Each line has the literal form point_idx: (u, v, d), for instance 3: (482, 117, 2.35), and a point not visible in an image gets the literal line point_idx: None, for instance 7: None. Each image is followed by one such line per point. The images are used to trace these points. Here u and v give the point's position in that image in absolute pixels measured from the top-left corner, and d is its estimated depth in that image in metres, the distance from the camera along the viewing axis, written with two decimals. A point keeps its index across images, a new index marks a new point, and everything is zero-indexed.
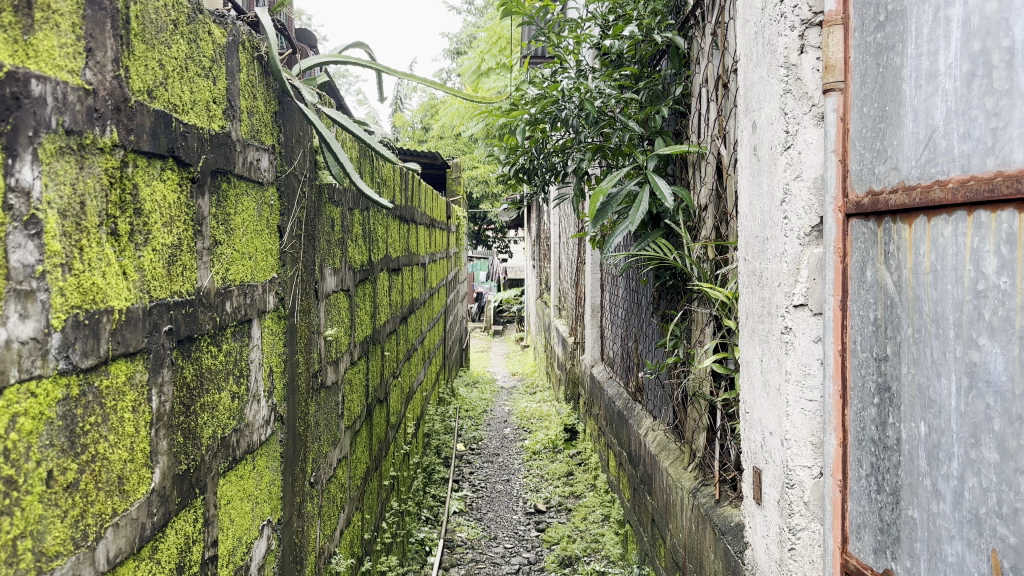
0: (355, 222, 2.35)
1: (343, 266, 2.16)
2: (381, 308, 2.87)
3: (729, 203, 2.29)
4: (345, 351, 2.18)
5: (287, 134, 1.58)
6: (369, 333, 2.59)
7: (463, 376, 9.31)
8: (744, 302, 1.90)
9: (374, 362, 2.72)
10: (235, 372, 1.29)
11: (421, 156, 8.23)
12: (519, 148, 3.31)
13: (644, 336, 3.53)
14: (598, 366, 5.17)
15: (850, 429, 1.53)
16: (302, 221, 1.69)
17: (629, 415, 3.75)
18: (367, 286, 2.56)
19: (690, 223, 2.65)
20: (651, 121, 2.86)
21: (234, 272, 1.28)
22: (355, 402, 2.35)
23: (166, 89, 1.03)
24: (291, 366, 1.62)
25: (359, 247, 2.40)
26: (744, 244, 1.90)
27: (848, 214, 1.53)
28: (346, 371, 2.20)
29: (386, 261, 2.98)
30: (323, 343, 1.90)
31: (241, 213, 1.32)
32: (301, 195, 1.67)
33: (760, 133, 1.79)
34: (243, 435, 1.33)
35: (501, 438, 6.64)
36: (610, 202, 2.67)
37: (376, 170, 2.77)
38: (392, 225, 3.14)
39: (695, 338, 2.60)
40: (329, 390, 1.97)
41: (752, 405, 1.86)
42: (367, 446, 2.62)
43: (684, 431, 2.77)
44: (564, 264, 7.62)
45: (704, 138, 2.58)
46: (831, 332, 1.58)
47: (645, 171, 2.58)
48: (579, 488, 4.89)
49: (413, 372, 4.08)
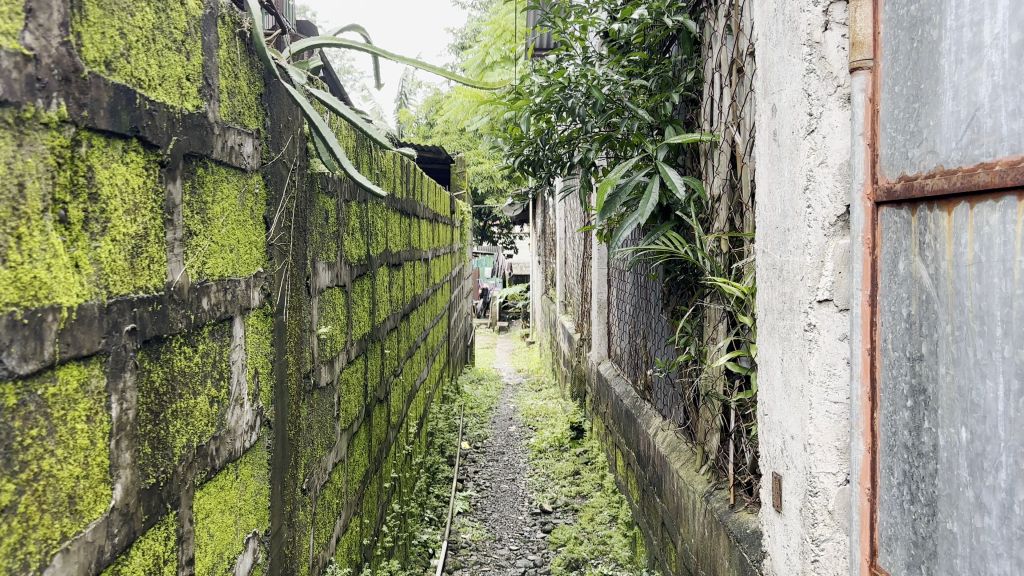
0: (353, 214, 2.24)
1: (339, 261, 2.05)
2: (381, 305, 2.76)
3: (744, 194, 2.18)
4: (341, 349, 2.07)
5: (275, 118, 1.47)
6: (367, 331, 2.48)
7: (468, 373, 9.22)
8: (762, 297, 1.79)
9: (373, 361, 2.62)
10: (213, 375, 1.19)
11: (424, 149, 8.13)
12: (524, 139, 3.20)
13: (653, 332, 3.42)
14: (605, 363, 5.06)
15: (880, 435, 1.42)
16: (291, 212, 1.58)
17: (637, 414, 3.64)
18: (365, 282, 2.45)
19: (702, 216, 2.54)
20: (661, 110, 2.75)
21: (212, 266, 1.18)
22: (353, 404, 2.25)
23: (129, 61, 0.92)
24: (280, 367, 1.51)
25: (357, 240, 2.30)
26: (763, 235, 1.79)
27: (877, 202, 1.42)
28: (342, 370, 2.10)
29: (386, 256, 2.87)
30: (317, 341, 1.80)
31: (220, 201, 1.21)
32: (290, 184, 1.56)
33: (780, 117, 1.68)
34: (223, 443, 1.23)
35: (506, 436, 6.54)
36: (619, 193, 2.57)
37: (376, 160, 2.66)
38: (392, 218, 3.03)
39: (707, 335, 2.49)
40: (323, 390, 1.87)
41: (771, 407, 1.75)
42: (366, 449, 2.52)
43: (696, 432, 2.67)
44: (570, 260, 7.51)
45: (717, 126, 2.46)
46: (859, 329, 1.47)
47: (656, 161, 2.48)
48: (586, 488, 4.79)
49: (415, 370, 3.97)
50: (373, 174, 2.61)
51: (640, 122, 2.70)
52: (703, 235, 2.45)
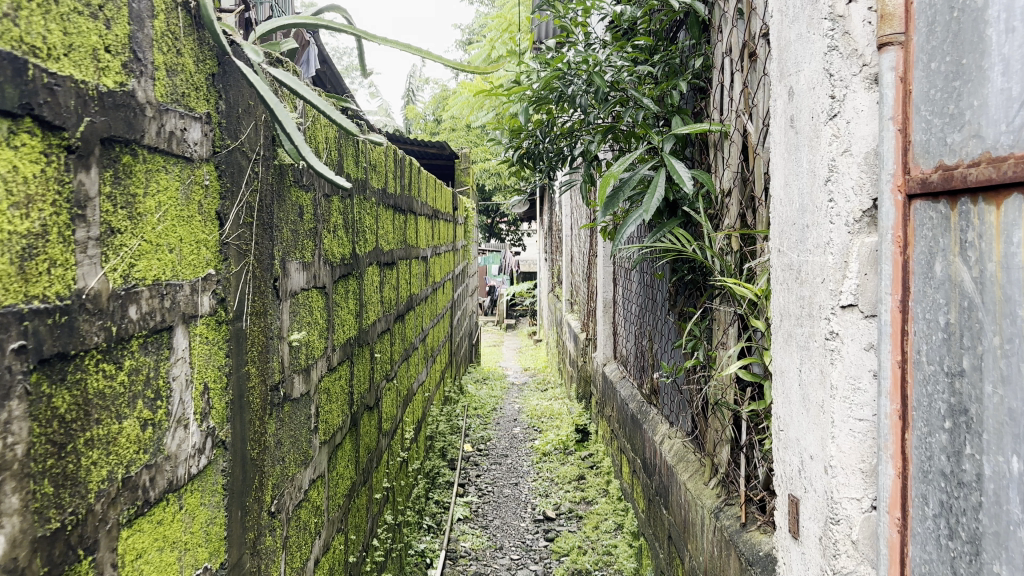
0: (335, 210, 2.08)
1: (317, 261, 1.89)
2: (370, 307, 2.60)
3: (757, 187, 2.01)
4: (319, 356, 1.92)
5: (230, 102, 1.31)
6: (353, 336, 2.32)
7: (473, 373, 9.07)
8: (777, 301, 1.62)
9: (360, 366, 2.46)
10: (146, 394, 1.04)
11: (427, 144, 7.99)
12: (523, 130, 3.03)
13: (659, 334, 3.25)
14: (611, 365, 4.90)
15: (912, 458, 1.26)
16: (254, 207, 1.42)
17: (643, 420, 3.47)
18: (351, 282, 2.29)
19: (712, 212, 2.37)
20: (668, 98, 2.58)
21: (143, 269, 1.02)
22: (335, 414, 2.09)
23: (18, 24, 0.76)
24: (239, 380, 1.35)
25: (340, 238, 2.14)
26: (777, 233, 1.62)
27: (910, 195, 1.25)
28: (321, 379, 1.94)
29: (376, 255, 2.72)
30: (288, 349, 1.64)
31: (155, 194, 1.05)
32: (252, 176, 1.41)
33: (798, 101, 1.51)
34: (160, 471, 1.07)
35: (510, 438, 6.38)
36: (623, 187, 2.41)
37: (365, 153, 2.50)
38: (383, 214, 2.87)
39: (717, 339, 2.33)
40: (296, 403, 1.71)
41: (787, 422, 1.59)
42: (353, 462, 2.36)
43: (704, 442, 2.50)
44: (576, 257, 7.35)
45: (727, 115, 2.29)
46: (889, 338, 1.30)
47: (662, 153, 2.31)
48: (591, 493, 4.62)
49: (412, 372, 3.82)
50: (362, 167, 2.45)
51: (645, 112, 2.53)
52: (712, 232, 2.28)
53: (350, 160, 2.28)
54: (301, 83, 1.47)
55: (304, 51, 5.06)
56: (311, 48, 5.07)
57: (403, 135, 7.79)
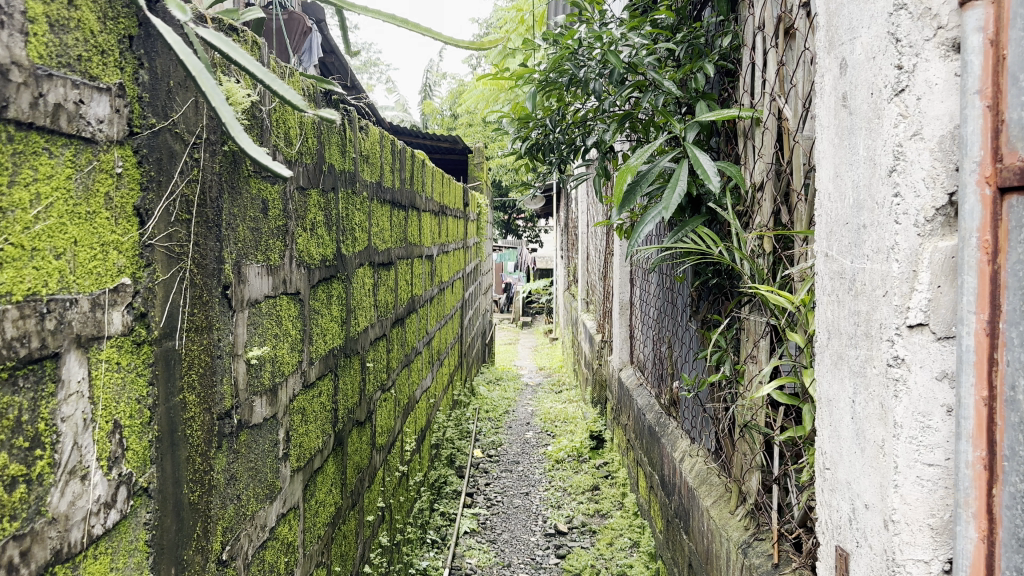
0: (314, 205, 1.84)
1: (288, 264, 1.65)
2: (360, 312, 2.36)
3: (795, 179, 1.75)
4: (292, 372, 1.68)
5: (153, 71, 1.07)
6: (338, 346, 2.08)
7: (485, 373, 8.80)
8: (823, 316, 1.36)
9: (348, 378, 2.22)
10: (14, 440, 0.79)
11: (439, 139, 7.75)
12: (531, 119, 2.77)
13: (680, 342, 2.99)
14: (627, 370, 4.63)
15: (1001, 521, 0.99)
16: (192, 202, 1.18)
17: (661, 433, 3.22)
18: (335, 286, 2.05)
19: (740, 209, 2.11)
20: (690, 82, 2.31)
21: (7, 282, 0.78)
22: (312, 436, 1.84)
23: None
24: (168, 411, 1.11)
25: (320, 237, 1.90)
26: (824, 234, 1.36)
27: (1003, 188, 0.98)
28: (294, 398, 1.70)
29: (369, 254, 2.47)
30: (245, 368, 1.40)
31: (27, 183, 0.81)
32: (189, 164, 1.17)
33: (851, 75, 1.24)
34: (40, 540, 0.83)
35: (522, 442, 6.13)
36: (641, 180, 2.19)
37: (355, 143, 2.26)
38: (378, 211, 2.62)
39: (746, 352, 2.06)
40: (257, 429, 1.47)
41: (836, 460, 1.33)
42: (337, 486, 2.12)
43: (730, 465, 2.24)
44: (592, 256, 7.08)
45: (759, 99, 2.03)
46: (972, 368, 1.03)
47: (684, 142, 2.06)
48: (606, 506, 4.37)
49: (414, 379, 3.57)
50: (352, 158, 2.21)
51: (666, 97, 2.28)
52: (741, 231, 2.03)
53: (336, 149, 2.03)
54: (232, 44, 1.12)
55: (307, 39, 4.83)
56: (314, 37, 4.84)
57: (414, 129, 7.56)
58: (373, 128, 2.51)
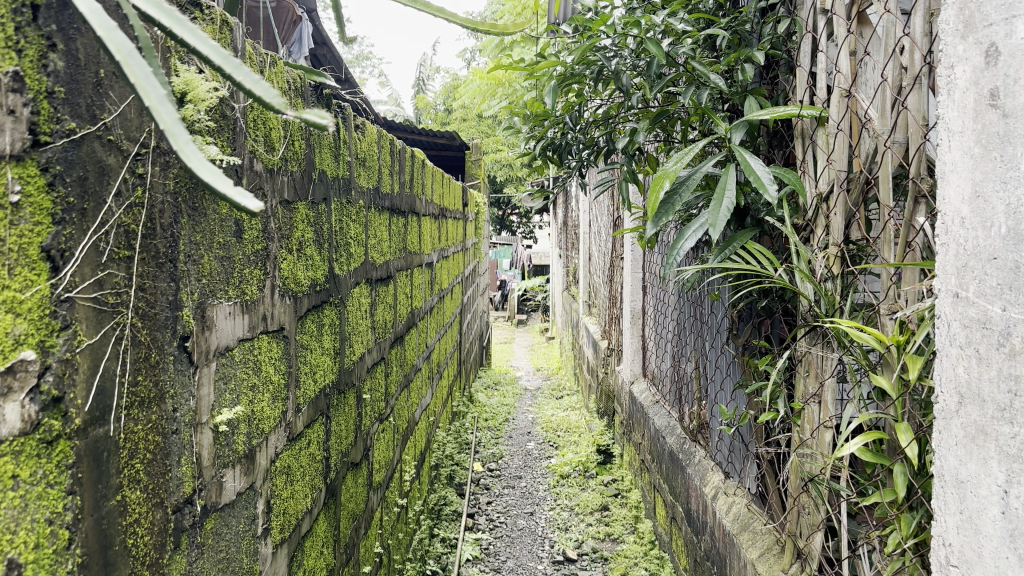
0: (302, 222, 1.53)
1: (270, 296, 1.35)
2: (356, 339, 2.05)
3: (882, 191, 1.46)
4: (274, 427, 1.37)
5: (72, 58, 0.77)
6: (331, 384, 1.77)
7: (483, 378, 8.50)
8: (951, 374, 1.07)
9: (344, 416, 1.92)
10: None
11: (436, 134, 7.44)
12: (547, 117, 2.47)
13: (710, 364, 2.70)
14: (638, 385, 4.34)
15: None
16: (135, 233, 0.88)
17: (685, 461, 2.93)
18: (329, 314, 1.74)
19: (798, 223, 1.82)
20: (735, 76, 2.02)
21: None
22: (299, 498, 1.54)
23: None
24: (97, 522, 0.81)
25: (310, 259, 1.59)
26: (957, 269, 1.05)
27: None
28: (277, 458, 1.40)
29: (366, 271, 2.17)
30: (211, 438, 1.10)
31: None
32: (129, 183, 0.87)
33: (1010, 65, 0.93)
34: None
35: (524, 454, 5.85)
36: (681, 187, 1.91)
37: (350, 145, 1.95)
38: (376, 221, 2.32)
39: (808, 388, 1.77)
40: (227, 509, 1.17)
41: (972, 560, 1.03)
42: (329, 546, 1.82)
43: (784, 517, 1.95)
44: (596, 258, 6.79)
45: (823, 95, 1.74)
46: None
47: (734, 146, 1.76)
48: (617, 530, 4.08)
49: (414, 400, 3.27)
50: (347, 163, 1.90)
51: (709, 93, 1.99)
52: (801, 249, 1.74)
53: (328, 152, 1.73)
54: (184, 20, 0.74)
55: (297, 29, 4.51)
56: (304, 26, 4.52)
57: (410, 124, 7.25)
58: (370, 127, 2.21)
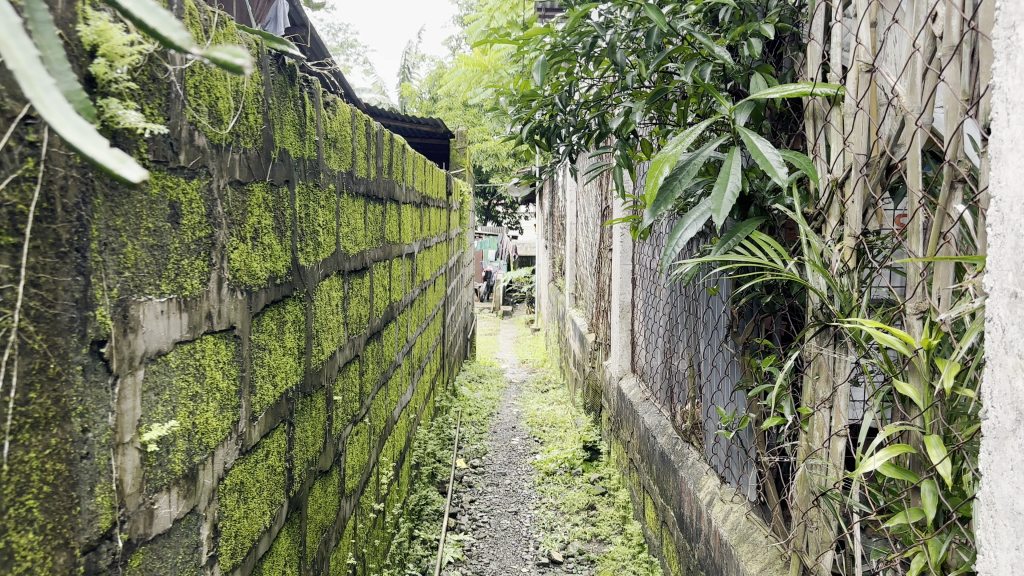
0: (258, 206, 1.36)
1: (217, 291, 1.17)
2: (326, 337, 1.87)
3: (909, 176, 1.30)
4: (222, 440, 1.20)
5: None
6: (295, 387, 1.60)
7: (468, 370, 8.32)
8: (1006, 387, 0.92)
9: (312, 420, 1.75)
10: None
11: (419, 121, 7.25)
12: (535, 97, 2.29)
13: (706, 363, 2.55)
14: (628, 381, 4.19)
15: None
16: (23, 215, 0.71)
17: (677, 464, 2.78)
18: (292, 309, 1.57)
19: (810, 211, 1.66)
20: (740, 52, 1.86)
21: None
22: (255, 516, 1.37)
23: None
24: None
25: (269, 249, 1.41)
26: (1016, 265, 0.90)
27: None
28: (226, 474, 1.23)
29: (338, 262, 2.00)
30: (137, 459, 0.93)
31: None
32: (12, 153, 0.69)
33: None
34: None
35: (508, 449, 5.69)
36: (681, 172, 1.75)
37: (318, 122, 1.78)
38: (350, 207, 2.15)
39: (818, 393, 1.62)
40: (160, 540, 1.00)
41: None
42: (293, 565, 1.65)
43: (789, 531, 1.80)
44: (583, 249, 6.63)
45: (838, 72, 1.58)
46: None
47: (739, 127, 1.60)
48: (604, 531, 3.94)
49: (392, 398, 3.10)
50: (314, 143, 1.72)
51: (711, 69, 1.83)
52: (813, 241, 1.58)
53: (291, 130, 1.55)
54: None
55: (272, 6, 4.30)
56: (279, 3, 4.31)
57: (394, 111, 7.06)
58: (342, 105, 2.03)
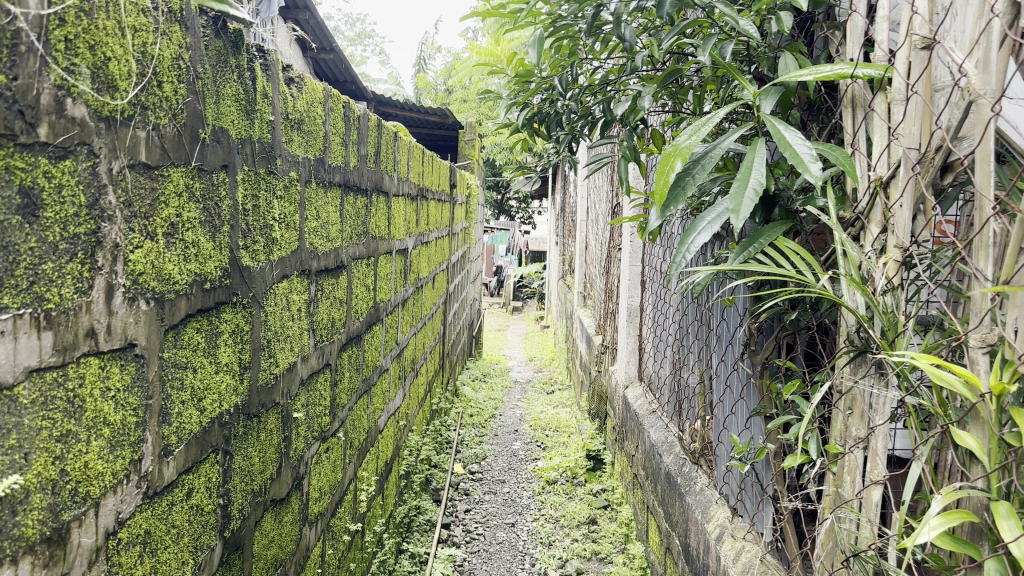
0: (178, 194, 1.12)
1: (103, 300, 0.93)
2: (282, 347, 1.64)
3: (980, 175, 1.04)
4: (109, 488, 0.96)
5: None
6: (234, 408, 1.37)
7: (472, 368, 8.08)
8: None
9: (260, 444, 1.52)
10: None
11: (428, 110, 6.98)
12: (533, 78, 2.04)
13: (719, 380, 2.30)
14: (634, 390, 3.94)
15: None
16: None
17: (683, 489, 2.54)
18: (229, 317, 1.33)
19: (846, 217, 1.41)
20: (767, 29, 1.60)
21: None
22: (168, 569, 1.13)
23: None
24: None
25: (194, 247, 1.18)
26: None
27: None
28: (122, 525, 1.00)
29: (301, 260, 1.76)
30: None
31: None
32: None
33: None
34: None
35: (509, 454, 5.46)
36: (695, 167, 1.50)
37: (275, 101, 1.53)
38: (319, 199, 1.90)
39: (851, 430, 1.37)
40: None
41: None
42: None
43: None
44: (593, 247, 6.37)
45: (885, 53, 1.32)
46: None
47: (765, 114, 1.35)
48: (606, 549, 3.70)
49: (377, 406, 2.87)
50: (267, 123, 1.48)
51: (733, 47, 1.57)
52: (849, 251, 1.33)
53: (232, 106, 1.31)
54: None
55: None
56: None
57: (400, 100, 6.80)
58: (311, 82, 1.80)
